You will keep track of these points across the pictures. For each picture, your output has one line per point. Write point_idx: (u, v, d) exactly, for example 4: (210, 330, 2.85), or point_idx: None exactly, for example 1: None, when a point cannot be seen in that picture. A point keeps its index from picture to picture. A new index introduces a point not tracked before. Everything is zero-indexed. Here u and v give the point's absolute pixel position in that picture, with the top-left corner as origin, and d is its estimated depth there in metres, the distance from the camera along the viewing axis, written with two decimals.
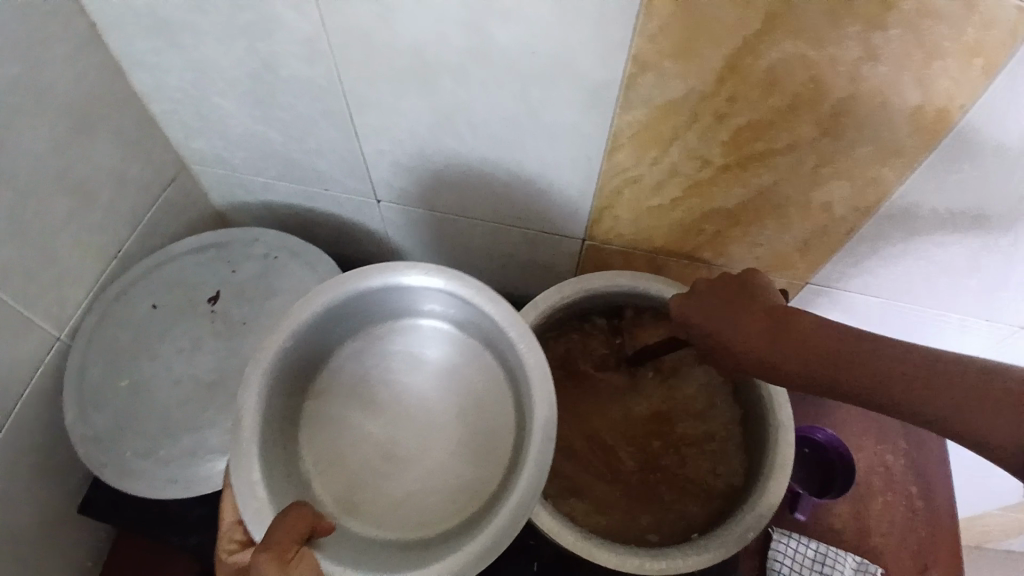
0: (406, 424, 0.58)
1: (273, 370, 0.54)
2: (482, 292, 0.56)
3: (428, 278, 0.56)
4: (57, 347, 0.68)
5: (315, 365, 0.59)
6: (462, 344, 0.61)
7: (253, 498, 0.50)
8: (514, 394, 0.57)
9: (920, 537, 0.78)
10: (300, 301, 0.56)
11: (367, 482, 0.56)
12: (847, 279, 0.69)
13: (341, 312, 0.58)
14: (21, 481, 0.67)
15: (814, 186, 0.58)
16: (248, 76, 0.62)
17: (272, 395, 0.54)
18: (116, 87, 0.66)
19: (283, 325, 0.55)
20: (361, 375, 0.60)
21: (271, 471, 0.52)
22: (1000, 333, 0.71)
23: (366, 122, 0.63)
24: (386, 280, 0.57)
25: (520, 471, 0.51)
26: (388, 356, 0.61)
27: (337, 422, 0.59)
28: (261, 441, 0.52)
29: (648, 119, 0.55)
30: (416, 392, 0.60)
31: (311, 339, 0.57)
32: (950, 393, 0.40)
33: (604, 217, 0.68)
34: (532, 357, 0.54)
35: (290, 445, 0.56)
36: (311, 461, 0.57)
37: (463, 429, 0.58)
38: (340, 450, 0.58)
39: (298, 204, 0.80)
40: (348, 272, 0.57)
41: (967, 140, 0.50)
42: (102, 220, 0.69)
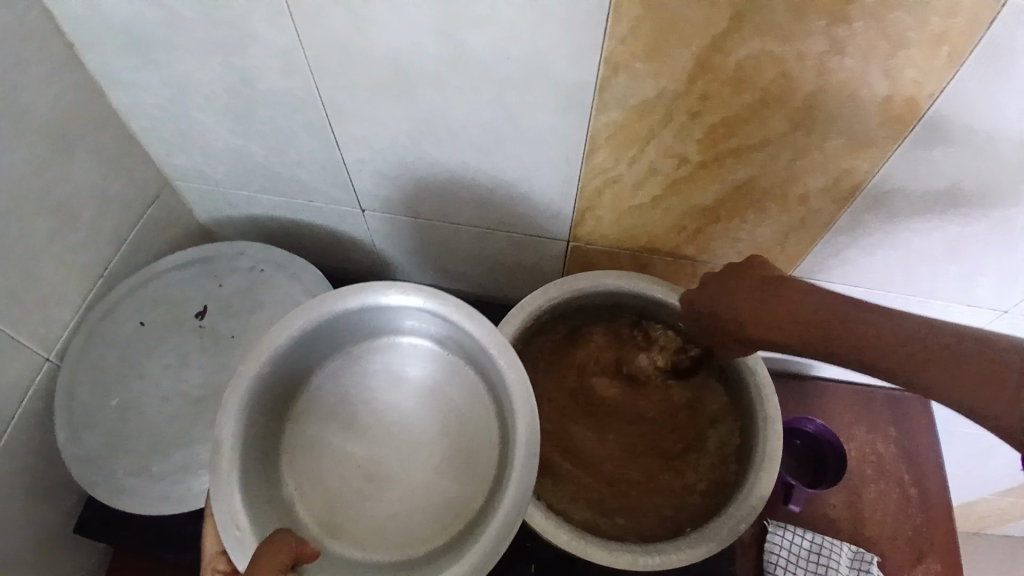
0: (387, 444, 0.60)
1: (251, 395, 0.54)
2: (461, 310, 0.57)
3: (406, 298, 0.58)
4: (46, 368, 0.68)
5: (293, 387, 0.60)
6: (442, 360, 0.62)
7: (235, 528, 0.50)
8: (497, 411, 0.59)
9: (914, 524, 0.79)
10: (276, 324, 0.57)
11: (350, 504, 0.58)
12: (829, 271, 0.70)
13: (320, 333, 0.59)
14: (14, 504, 0.67)
15: (791, 179, 0.59)
16: (227, 90, 0.62)
17: (251, 420, 0.55)
18: (95, 106, 0.66)
19: (261, 349, 0.55)
20: (341, 395, 0.61)
21: (253, 499, 0.53)
22: (983, 317, 0.72)
23: (347, 132, 0.64)
24: (363, 301, 0.58)
25: (504, 488, 0.53)
26: (367, 375, 0.62)
27: (319, 443, 0.60)
28: (241, 469, 0.52)
29: (624, 120, 0.56)
30: (396, 411, 0.61)
31: (290, 362, 0.58)
32: (924, 362, 0.47)
33: (586, 218, 0.68)
34: (513, 376, 0.55)
35: (271, 470, 0.57)
36: (293, 485, 0.58)
37: (444, 448, 0.60)
38: (323, 472, 0.59)
39: (283, 217, 0.81)
40: (326, 292, 0.58)
41: (936, 128, 0.51)
42: (86, 240, 0.69)
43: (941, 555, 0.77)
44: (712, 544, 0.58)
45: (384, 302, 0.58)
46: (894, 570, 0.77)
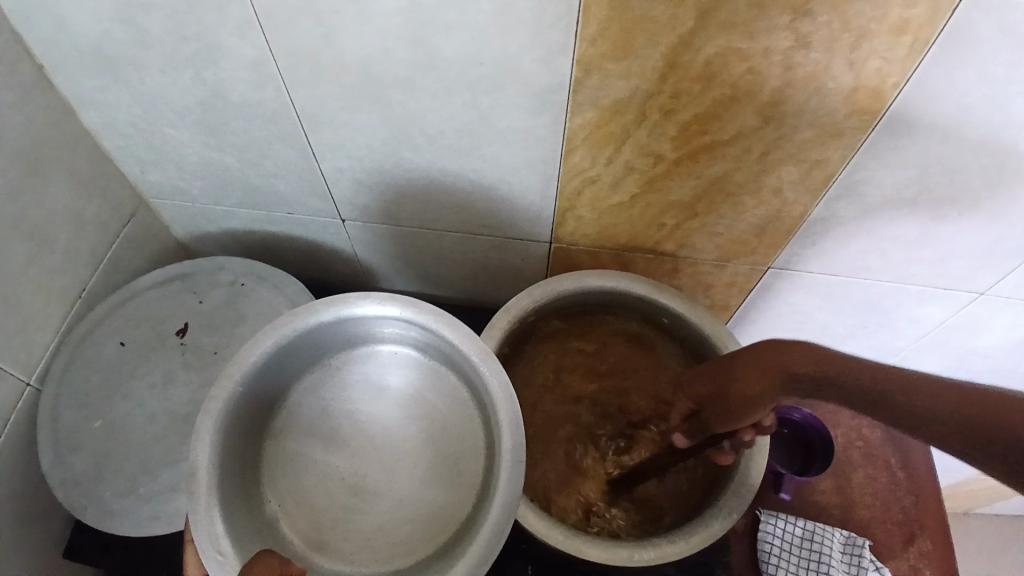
0: (371, 456, 0.60)
1: (226, 415, 0.54)
2: (440, 319, 0.58)
3: (383, 308, 0.58)
4: (28, 393, 0.67)
5: (271, 403, 0.60)
6: (423, 369, 0.62)
7: (218, 553, 0.50)
8: (482, 417, 0.59)
9: (904, 506, 0.80)
10: (249, 341, 0.56)
11: (337, 519, 0.57)
12: (807, 262, 0.71)
13: (296, 347, 0.58)
14: (3, 533, 0.65)
15: (764, 172, 0.60)
16: (200, 105, 0.62)
17: (228, 440, 0.54)
18: (66, 126, 0.66)
19: (234, 368, 0.55)
20: (321, 409, 0.61)
21: (234, 521, 0.52)
22: (960, 300, 0.73)
23: (324, 142, 0.64)
24: (339, 313, 0.58)
25: (492, 495, 0.53)
26: (347, 387, 0.62)
27: (301, 459, 0.59)
28: (219, 492, 0.52)
29: (598, 120, 0.56)
30: (379, 422, 0.61)
31: (267, 377, 0.57)
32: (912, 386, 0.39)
33: (567, 218, 0.69)
34: (495, 382, 0.55)
35: (252, 489, 0.57)
36: (276, 502, 0.58)
37: (429, 456, 0.60)
38: (306, 488, 0.58)
39: (262, 229, 0.80)
40: (299, 307, 0.58)
41: (902, 116, 0.52)
42: (63, 262, 0.69)
43: (931, 535, 0.79)
44: (702, 537, 0.59)
45: (360, 313, 0.58)
46: (887, 552, 0.78)
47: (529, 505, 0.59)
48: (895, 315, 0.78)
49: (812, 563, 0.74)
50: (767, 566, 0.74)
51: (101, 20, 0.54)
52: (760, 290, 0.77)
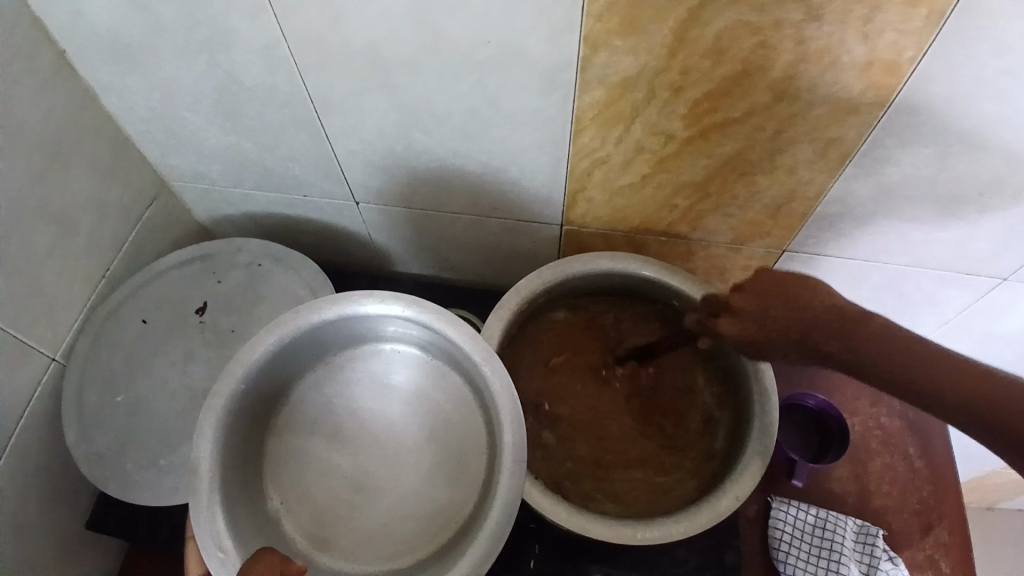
0: (373, 454, 0.61)
1: (228, 413, 0.55)
2: (443, 317, 0.58)
3: (386, 306, 0.58)
4: (53, 368, 0.69)
5: (274, 399, 0.61)
6: (427, 366, 0.63)
7: (219, 550, 0.51)
8: (485, 415, 0.60)
9: (922, 495, 0.79)
10: (251, 339, 0.57)
11: (339, 515, 0.59)
12: (824, 244, 0.70)
13: (298, 344, 0.59)
14: (32, 504, 0.68)
15: (778, 151, 0.59)
16: (215, 89, 0.63)
17: (230, 436, 0.55)
18: (88, 112, 0.68)
19: (235, 366, 0.56)
20: (324, 405, 0.63)
21: (236, 518, 0.54)
22: (983, 286, 0.72)
23: (335, 124, 0.65)
24: (341, 311, 0.59)
25: (493, 495, 0.54)
26: (350, 384, 0.63)
27: (305, 455, 0.61)
28: (221, 490, 0.53)
29: (607, 98, 0.56)
30: (381, 419, 0.62)
31: (269, 374, 0.59)
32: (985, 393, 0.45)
33: (578, 200, 0.69)
34: (498, 382, 0.56)
35: (256, 487, 0.59)
36: (278, 498, 0.60)
37: (431, 455, 0.61)
38: (308, 484, 0.60)
39: (279, 212, 0.82)
40: (301, 304, 0.58)
41: (918, 91, 0.51)
42: (87, 244, 0.70)
43: (950, 527, 0.77)
44: (708, 517, 0.59)
45: (363, 310, 0.59)
46: (903, 541, 0.77)
47: (535, 483, 0.60)
48: (916, 299, 0.76)
49: (824, 550, 0.73)
50: (778, 552, 0.74)
51: (118, 7, 0.55)
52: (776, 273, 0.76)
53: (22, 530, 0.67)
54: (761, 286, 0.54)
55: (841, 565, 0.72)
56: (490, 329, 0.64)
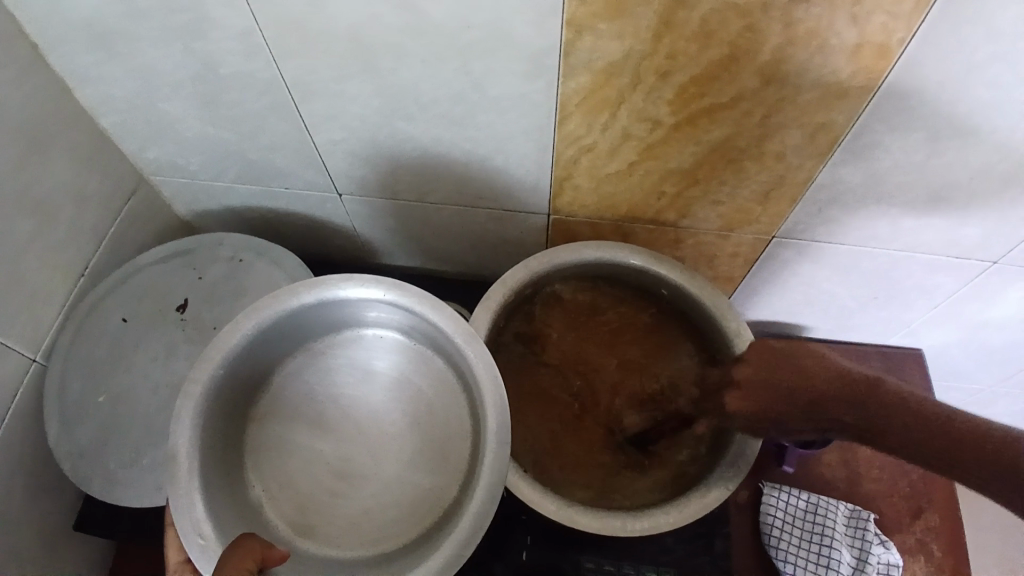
0: (357, 440, 0.60)
1: (207, 399, 0.54)
2: (423, 301, 0.57)
3: (367, 291, 0.58)
4: (35, 369, 0.68)
5: (255, 386, 0.61)
6: (409, 351, 0.63)
7: (199, 537, 0.50)
8: (468, 398, 0.59)
9: (911, 480, 0.79)
10: (230, 324, 0.56)
11: (323, 502, 0.59)
12: (813, 231, 0.69)
13: (277, 329, 0.59)
14: (16, 505, 0.67)
15: (766, 137, 0.58)
16: (191, 78, 0.61)
17: (210, 422, 0.55)
18: (62, 104, 0.65)
19: (214, 352, 0.55)
20: (307, 392, 0.62)
21: (216, 505, 0.53)
22: (973, 270, 0.71)
23: (315, 113, 0.63)
24: (321, 295, 0.58)
25: (477, 477, 0.53)
26: (332, 370, 0.63)
27: (287, 442, 0.61)
28: (201, 475, 0.53)
29: (593, 84, 0.55)
30: (365, 404, 0.62)
31: (248, 360, 0.58)
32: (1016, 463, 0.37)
33: (565, 188, 0.68)
34: (481, 365, 0.55)
35: (237, 474, 0.58)
36: (261, 486, 0.59)
37: (415, 440, 0.60)
38: (291, 472, 0.60)
39: (261, 205, 0.80)
40: (279, 290, 0.58)
41: (908, 75, 0.50)
42: (65, 240, 0.69)
43: (940, 510, 0.78)
44: (695, 508, 0.58)
45: (343, 295, 0.58)
46: (894, 525, 0.77)
47: (521, 475, 0.59)
48: (906, 284, 0.76)
49: (816, 536, 0.73)
50: (770, 538, 0.74)
51: None
52: (767, 260, 0.75)
53: (6, 532, 0.66)
54: (767, 359, 0.54)
55: (832, 550, 0.72)
56: (477, 321, 0.63)
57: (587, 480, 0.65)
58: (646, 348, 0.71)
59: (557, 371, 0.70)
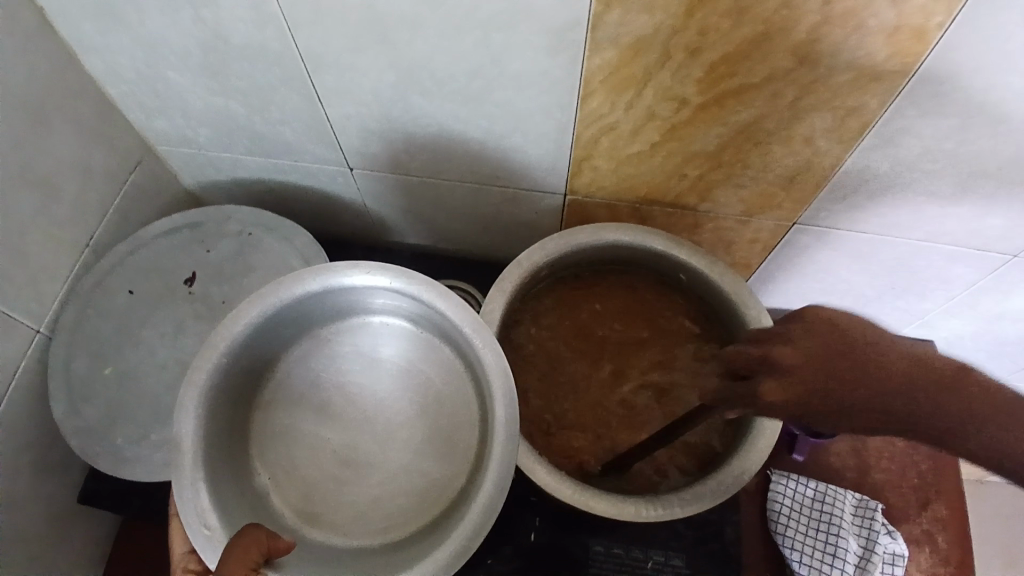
0: (364, 428, 0.60)
1: (211, 387, 0.54)
2: (431, 289, 0.57)
3: (373, 278, 0.57)
4: (39, 339, 0.66)
5: (260, 374, 0.60)
6: (417, 339, 0.62)
7: (204, 528, 0.50)
8: (476, 387, 0.59)
9: (920, 470, 0.79)
10: (233, 312, 0.56)
11: (329, 490, 0.58)
12: (835, 218, 0.67)
13: (282, 318, 0.58)
14: (22, 479, 0.66)
15: (795, 119, 0.56)
16: (200, 48, 0.59)
17: (214, 412, 0.54)
18: (69, 72, 0.64)
19: (218, 340, 0.54)
20: (312, 379, 0.61)
21: (221, 494, 0.53)
22: (992, 263, 0.70)
23: (328, 85, 0.61)
24: (326, 282, 0.57)
25: (485, 468, 0.53)
26: (338, 358, 0.62)
27: (293, 429, 0.60)
28: (205, 465, 0.52)
29: (619, 60, 0.53)
30: (371, 392, 0.61)
31: (253, 348, 0.57)
32: None
33: (583, 168, 0.66)
34: (489, 355, 0.55)
35: (242, 461, 0.57)
36: (266, 474, 0.58)
37: (421, 429, 0.60)
38: (297, 459, 0.59)
39: (270, 179, 0.79)
40: (284, 277, 0.57)
41: (946, 60, 0.48)
42: (71, 212, 0.67)
43: (947, 501, 0.78)
44: (709, 496, 0.58)
45: (349, 283, 0.58)
46: (900, 515, 0.77)
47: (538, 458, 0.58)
48: (923, 275, 0.75)
49: (823, 524, 0.73)
50: (777, 525, 0.74)
51: None
52: (785, 247, 0.74)
53: (11, 508, 0.65)
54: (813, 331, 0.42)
55: (840, 538, 0.72)
56: (491, 302, 0.63)
57: (598, 468, 0.64)
58: (658, 337, 0.70)
59: (568, 358, 0.69)
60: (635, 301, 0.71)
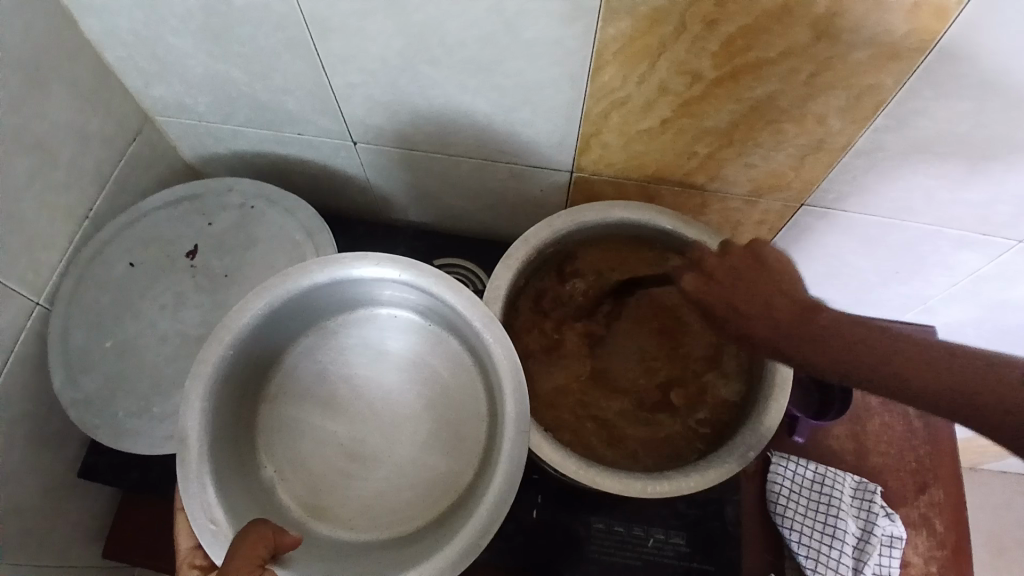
0: (370, 421, 0.59)
1: (217, 380, 0.53)
2: (441, 281, 0.57)
3: (381, 270, 0.57)
4: (37, 312, 0.66)
5: (265, 366, 0.60)
6: (424, 332, 0.62)
7: (211, 523, 0.50)
8: (484, 382, 0.59)
9: (918, 455, 0.79)
10: (238, 305, 0.55)
11: (335, 484, 0.58)
12: (844, 199, 0.67)
13: (288, 310, 0.57)
14: (20, 448, 0.65)
15: (810, 97, 0.55)
16: (202, 10, 0.57)
17: (219, 405, 0.54)
18: (66, 35, 0.62)
19: (224, 332, 0.54)
20: (318, 372, 0.61)
21: (225, 488, 0.52)
22: (998, 249, 0.70)
23: (333, 51, 0.59)
24: (332, 273, 0.57)
25: (495, 463, 0.52)
26: (344, 350, 0.62)
27: (299, 422, 0.59)
28: (211, 461, 0.52)
29: (634, 31, 0.52)
30: (378, 386, 0.60)
31: (258, 341, 0.57)
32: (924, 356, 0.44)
33: (592, 145, 0.65)
34: (497, 348, 0.55)
35: (247, 455, 0.57)
36: (272, 467, 0.58)
37: (429, 423, 0.59)
38: (303, 452, 0.59)
39: (271, 150, 0.77)
40: (290, 268, 0.57)
41: (967, 37, 0.47)
42: (68, 179, 0.66)
43: (945, 487, 0.78)
44: (718, 472, 0.58)
45: (356, 274, 0.57)
46: (898, 499, 0.77)
47: (545, 436, 0.58)
48: (929, 260, 0.74)
49: (822, 505, 0.73)
50: (776, 506, 0.74)
51: None
52: (791, 228, 0.73)
53: (8, 479, 0.64)
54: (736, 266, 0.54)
55: (838, 520, 0.72)
56: (499, 278, 0.62)
57: (608, 448, 0.63)
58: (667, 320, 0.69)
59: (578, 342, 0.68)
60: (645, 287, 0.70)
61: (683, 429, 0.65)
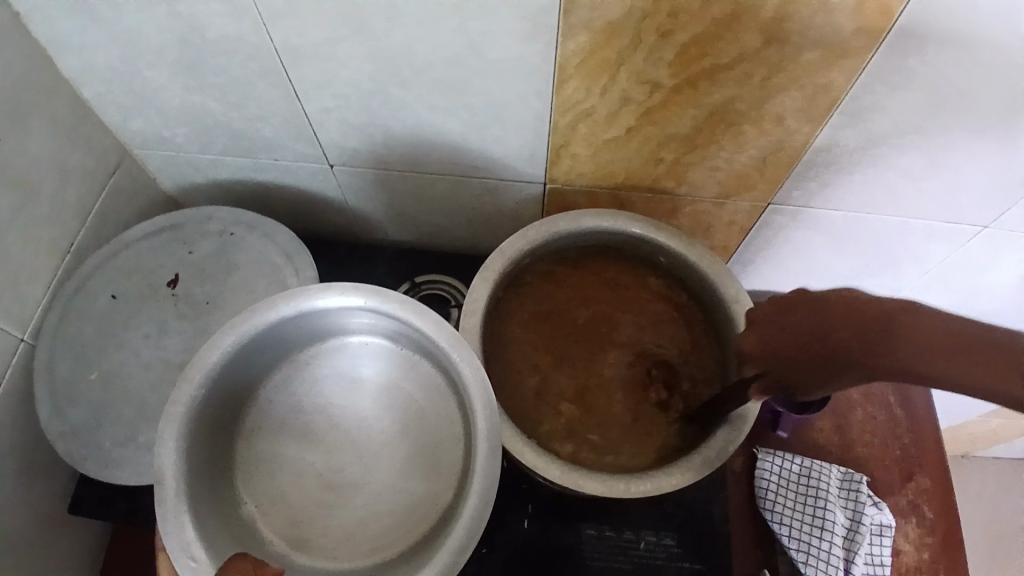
0: (347, 450, 0.60)
1: (190, 419, 0.54)
2: (407, 306, 0.57)
3: (346, 299, 0.57)
4: (23, 348, 0.67)
5: (239, 401, 0.60)
6: (396, 358, 0.62)
7: (190, 560, 0.50)
8: (457, 402, 0.60)
9: (903, 444, 0.81)
10: (207, 343, 0.55)
11: (315, 515, 0.58)
12: (810, 197, 0.69)
13: (258, 344, 0.58)
14: (9, 482, 0.65)
15: (766, 100, 0.57)
16: (175, 43, 0.59)
17: (193, 442, 0.54)
18: (43, 73, 0.63)
19: (193, 372, 0.54)
20: (293, 405, 0.62)
21: (205, 524, 0.52)
22: (963, 236, 0.72)
23: (306, 78, 0.61)
24: (299, 306, 0.57)
25: (471, 481, 0.53)
26: (318, 382, 0.62)
27: (277, 455, 0.60)
28: (188, 499, 0.52)
29: (593, 44, 0.53)
30: (353, 415, 0.61)
31: (229, 377, 0.57)
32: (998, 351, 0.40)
33: (562, 156, 0.67)
34: (466, 368, 0.56)
35: (226, 490, 0.57)
36: (252, 502, 0.58)
37: (405, 449, 0.60)
38: (282, 485, 0.59)
39: (250, 177, 0.78)
40: (257, 303, 0.57)
41: (910, 32, 0.49)
42: (48, 214, 0.67)
43: (931, 473, 0.79)
44: (695, 467, 0.59)
45: (323, 305, 0.58)
46: (885, 487, 0.78)
47: (527, 443, 0.59)
48: (898, 253, 0.76)
49: (810, 498, 0.74)
50: (765, 502, 0.75)
51: None
52: (762, 228, 0.75)
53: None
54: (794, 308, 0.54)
55: (827, 511, 0.73)
56: (476, 291, 0.63)
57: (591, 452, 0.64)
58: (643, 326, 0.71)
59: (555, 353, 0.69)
60: (619, 296, 0.72)
61: (662, 433, 0.66)
